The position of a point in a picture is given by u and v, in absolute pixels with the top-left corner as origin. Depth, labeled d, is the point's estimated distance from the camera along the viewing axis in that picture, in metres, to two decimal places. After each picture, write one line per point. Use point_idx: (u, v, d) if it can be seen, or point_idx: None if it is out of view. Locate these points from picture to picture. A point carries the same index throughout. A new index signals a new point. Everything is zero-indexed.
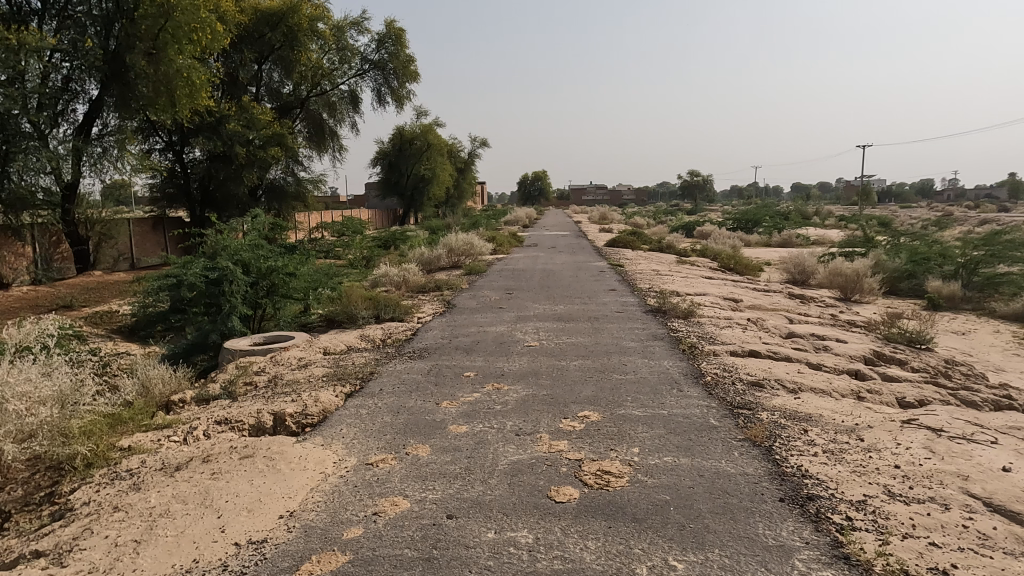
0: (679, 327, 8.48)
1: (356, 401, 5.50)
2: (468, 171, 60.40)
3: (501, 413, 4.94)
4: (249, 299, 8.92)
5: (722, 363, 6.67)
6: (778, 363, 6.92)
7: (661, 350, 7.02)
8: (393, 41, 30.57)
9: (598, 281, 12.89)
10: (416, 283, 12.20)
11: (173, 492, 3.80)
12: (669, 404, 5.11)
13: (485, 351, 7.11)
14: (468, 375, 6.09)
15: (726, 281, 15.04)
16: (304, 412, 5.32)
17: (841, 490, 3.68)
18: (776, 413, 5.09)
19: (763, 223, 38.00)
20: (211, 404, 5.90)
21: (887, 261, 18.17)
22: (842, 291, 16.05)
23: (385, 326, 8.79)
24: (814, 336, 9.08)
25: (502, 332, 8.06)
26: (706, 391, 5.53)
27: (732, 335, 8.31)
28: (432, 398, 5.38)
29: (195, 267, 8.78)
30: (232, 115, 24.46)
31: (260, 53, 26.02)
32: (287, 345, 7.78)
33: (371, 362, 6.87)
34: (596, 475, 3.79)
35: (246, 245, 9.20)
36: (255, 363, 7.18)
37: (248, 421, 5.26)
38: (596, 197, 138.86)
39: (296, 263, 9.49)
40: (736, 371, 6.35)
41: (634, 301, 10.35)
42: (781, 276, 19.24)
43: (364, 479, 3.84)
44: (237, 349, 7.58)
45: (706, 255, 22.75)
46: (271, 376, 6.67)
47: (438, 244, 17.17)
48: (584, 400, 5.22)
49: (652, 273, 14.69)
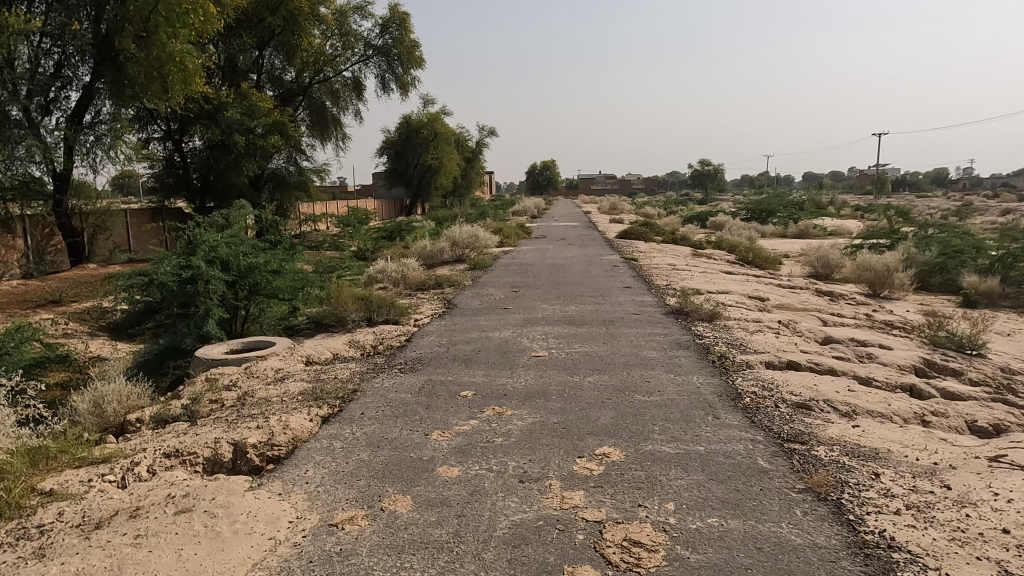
0: (705, 332, 7.57)
1: (332, 428, 4.68)
2: (475, 160, 59.50)
3: (506, 448, 4.09)
4: (227, 301, 8.08)
5: (759, 379, 5.77)
6: (824, 378, 5.99)
7: (688, 362, 6.15)
8: (397, 25, 29.54)
9: (612, 277, 11.99)
10: (415, 280, 11.35)
11: (79, 566, 2.96)
12: (705, 437, 4.22)
13: (487, 363, 6.23)
14: (466, 395, 5.21)
15: (748, 276, 14.08)
16: (269, 442, 4.54)
17: (945, 571, 2.80)
18: (835, 448, 4.19)
19: (779, 214, 36.89)
20: (166, 429, 5.07)
21: (917, 253, 17.12)
22: (871, 286, 15.06)
23: (377, 330, 7.95)
24: (854, 341, 8.14)
25: (507, 338, 7.19)
26: (747, 419, 4.63)
27: (765, 342, 7.42)
28: (421, 427, 4.51)
29: (167, 265, 7.91)
30: (230, 103, 23.61)
31: (259, 38, 25.14)
32: (267, 352, 6.94)
33: (355, 376, 5.99)
34: (623, 550, 2.92)
35: (224, 240, 8.32)
36: (226, 375, 6.33)
37: (203, 453, 4.47)
38: (605, 186, 137.98)
39: (281, 260, 8.61)
40: (777, 390, 5.47)
41: (653, 301, 9.44)
42: (803, 270, 18.22)
43: (323, 550, 2.99)
44: (209, 359, 6.75)
45: (722, 248, 21.79)
46: (242, 393, 5.82)
47: (442, 236, 16.29)
48: (603, 431, 4.34)
49: (670, 268, 13.80)
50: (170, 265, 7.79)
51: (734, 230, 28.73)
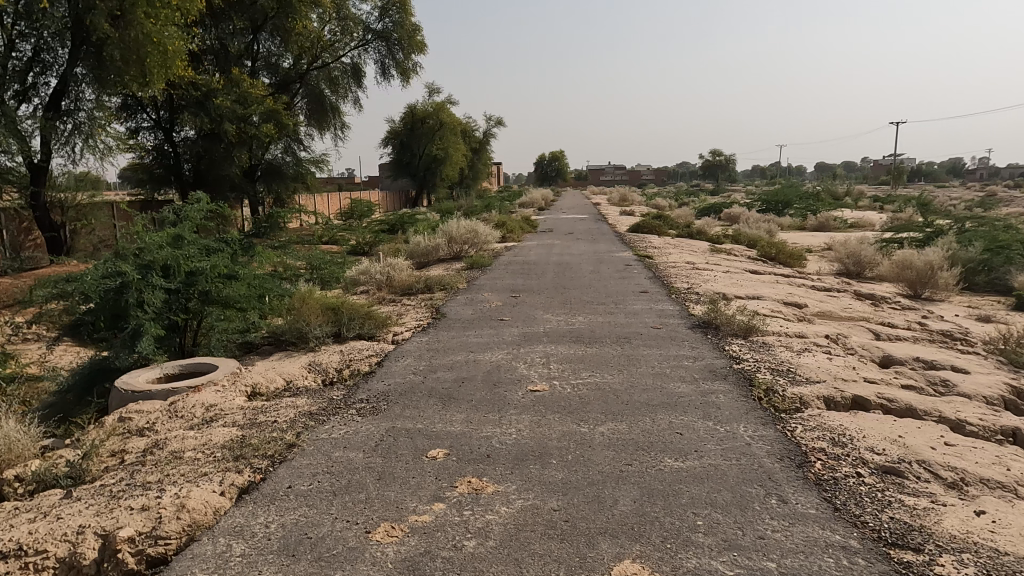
0: (743, 354, 6.17)
1: (244, 512, 3.35)
2: (482, 151, 58.07)
3: (481, 565, 2.73)
4: (167, 314, 6.74)
5: (825, 429, 4.38)
6: (906, 423, 4.60)
7: (729, 402, 4.75)
8: (397, 9, 28.05)
9: (625, 279, 10.61)
10: (401, 283, 10.06)
11: None
12: (778, 546, 2.85)
13: (471, 401, 4.88)
14: (433, 457, 3.87)
15: (777, 276, 12.65)
16: (153, 532, 3.22)
17: None
18: (971, 561, 2.80)
19: (796, 204, 35.33)
20: (32, 502, 3.75)
21: (959, 249, 15.60)
22: (910, 286, 13.61)
23: (345, 349, 6.63)
24: (920, 362, 6.73)
25: (499, 362, 5.85)
26: (828, 504, 3.27)
27: (817, 366, 6.03)
28: (364, 517, 3.16)
29: (94, 271, 6.56)
30: (220, 90, 22.08)
31: (251, 22, 23.74)
32: (204, 381, 5.64)
33: (300, 419, 4.67)
34: None
35: (167, 241, 6.97)
36: (145, 416, 5.02)
37: (57, 549, 3.16)
38: (614, 177, 136.76)
39: (235, 263, 7.26)
40: (852, 446, 4.10)
41: (675, 311, 8.06)
42: (831, 266, 16.74)
43: None
44: (129, 391, 5.46)
45: (741, 241, 20.37)
46: (152, 442, 4.50)
47: (438, 231, 14.95)
48: (625, 530, 2.98)
49: (689, 267, 12.46)
50: (96, 271, 6.44)
51: (750, 223, 27.29)
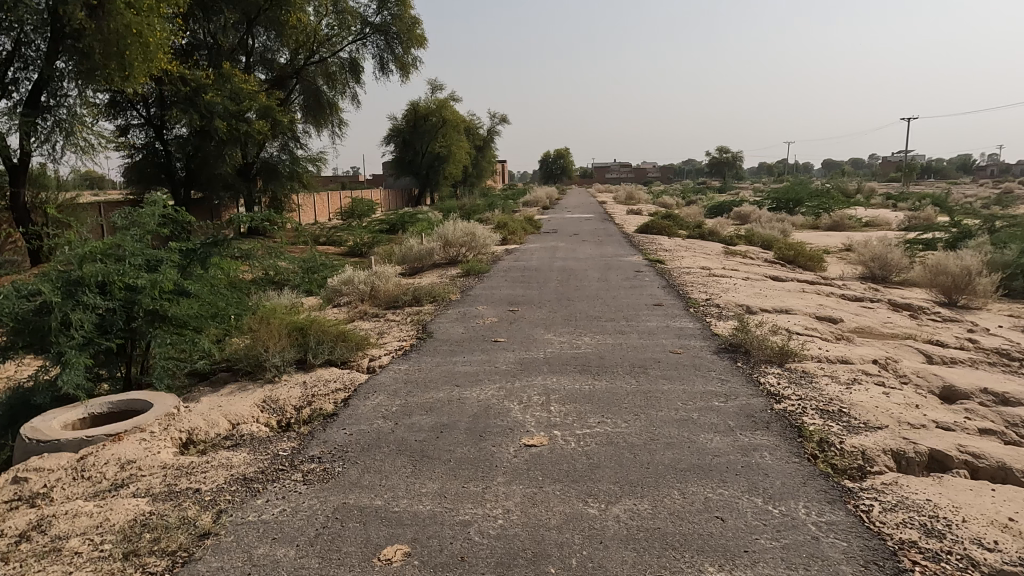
0: (784, 390, 5.13)
1: None
2: (486, 148, 56.93)
3: None
4: (103, 338, 5.72)
5: (909, 507, 3.32)
6: (1006, 496, 3.54)
7: (778, 467, 3.71)
8: (397, 1, 26.92)
9: (636, 290, 9.56)
10: (387, 293, 9.07)
11: None
12: None
13: (448, 461, 3.84)
14: (384, 559, 2.84)
15: (800, 284, 11.59)
16: None
17: None
18: None
19: (807, 202, 34.08)
20: None
21: (994, 252, 14.45)
22: (944, 293, 12.50)
23: (308, 381, 5.63)
24: (991, 395, 5.67)
25: (489, 403, 4.81)
26: None
27: (872, 404, 4.99)
28: None
29: (12, 287, 5.54)
30: (209, 84, 20.96)
31: (244, 15, 22.66)
32: (129, 426, 4.63)
33: (229, 488, 3.64)
34: None
35: (105, 253, 5.95)
36: (44, 477, 4.03)
37: None
38: (619, 175, 135.31)
39: (185, 278, 6.25)
40: (952, 535, 3.04)
41: (698, 330, 6.99)
42: (855, 270, 15.63)
43: None
44: (33, 441, 4.46)
45: (755, 242, 19.26)
46: (34, 521, 3.48)
47: (433, 234, 13.91)
48: None
49: (706, 274, 11.40)
50: (13, 289, 5.42)
51: (762, 223, 26.13)
